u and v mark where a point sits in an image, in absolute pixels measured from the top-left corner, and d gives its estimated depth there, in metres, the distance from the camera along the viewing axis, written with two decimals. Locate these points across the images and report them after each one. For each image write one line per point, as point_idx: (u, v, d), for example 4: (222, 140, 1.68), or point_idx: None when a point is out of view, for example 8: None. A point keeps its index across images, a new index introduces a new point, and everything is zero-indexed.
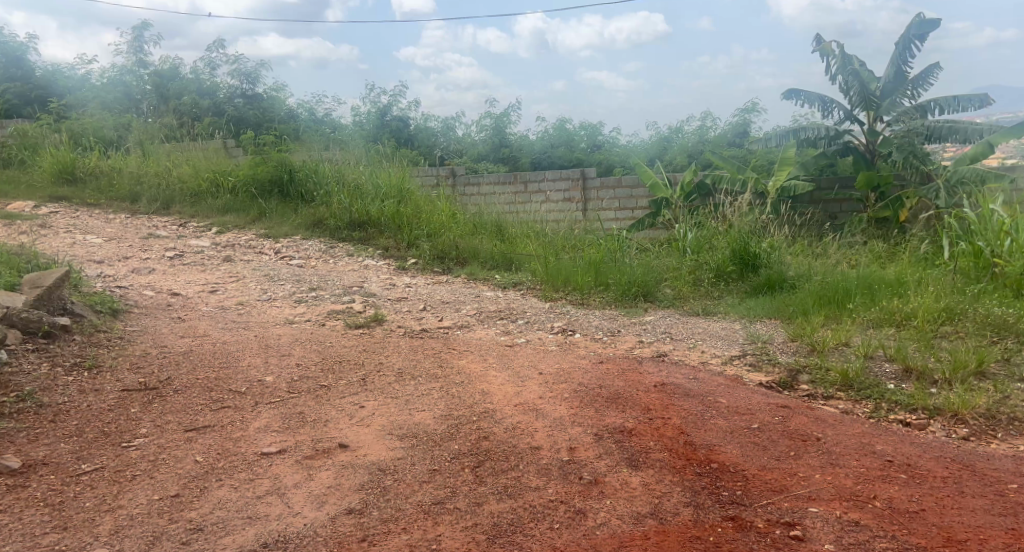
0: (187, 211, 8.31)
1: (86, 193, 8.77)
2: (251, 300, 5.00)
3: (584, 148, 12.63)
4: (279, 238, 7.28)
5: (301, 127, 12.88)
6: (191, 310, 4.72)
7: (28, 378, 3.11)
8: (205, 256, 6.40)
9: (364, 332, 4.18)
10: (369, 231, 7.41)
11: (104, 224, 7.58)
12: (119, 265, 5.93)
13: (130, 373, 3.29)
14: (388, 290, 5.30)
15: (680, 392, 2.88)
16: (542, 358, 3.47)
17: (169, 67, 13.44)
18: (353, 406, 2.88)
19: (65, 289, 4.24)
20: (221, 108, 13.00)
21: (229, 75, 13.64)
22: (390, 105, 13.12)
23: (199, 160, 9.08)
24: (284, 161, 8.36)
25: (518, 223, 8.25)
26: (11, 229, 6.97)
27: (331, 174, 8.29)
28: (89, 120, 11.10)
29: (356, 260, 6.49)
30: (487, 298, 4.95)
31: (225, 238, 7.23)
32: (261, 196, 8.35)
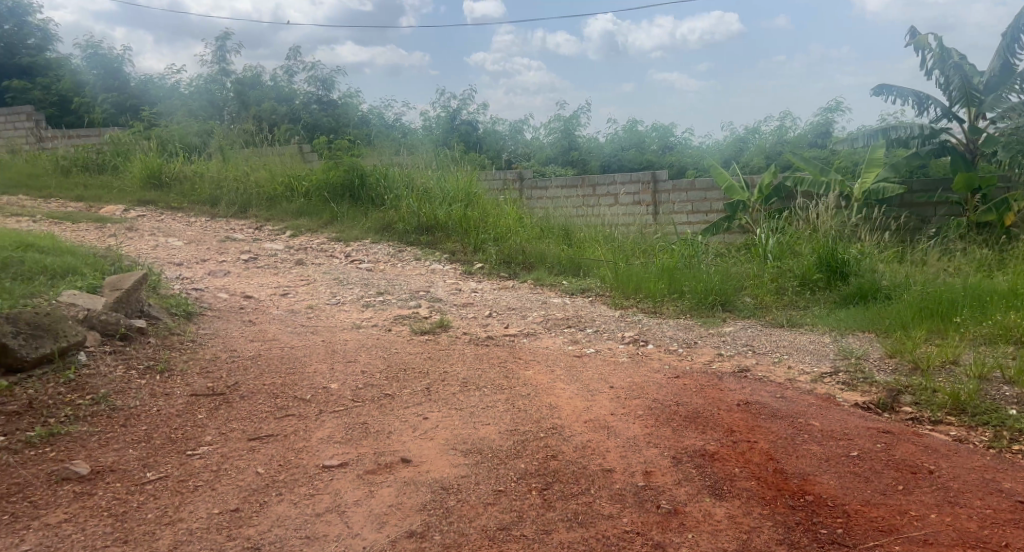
0: (262, 214, 8.49)
1: (170, 197, 9.09)
2: (320, 304, 5.00)
3: (656, 150, 12.33)
4: (349, 241, 7.33)
5: (373, 132, 13.06)
6: (261, 313, 4.75)
7: (103, 380, 3.13)
8: (278, 259, 6.48)
9: (429, 339, 4.09)
10: (437, 235, 7.37)
11: (185, 227, 7.81)
12: (197, 267, 6.06)
13: (199, 378, 3.28)
14: (456, 295, 5.21)
15: (766, 412, 2.66)
16: (614, 370, 3.28)
17: (250, 76, 13.88)
18: (417, 417, 2.78)
19: (143, 291, 4.31)
20: (298, 114, 13.33)
21: (306, 82, 13.98)
22: (459, 109, 13.15)
23: (274, 164, 9.27)
24: (355, 166, 8.43)
25: (587, 226, 8.07)
26: (100, 232, 7.25)
27: (401, 179, 8.32)
28: (174, 127, 11.54)
29: (423, 264, 6.45)
30: (555, 305, 4.80)
31: (298, 241, 7.33)
32: (332, 200, 8.44)
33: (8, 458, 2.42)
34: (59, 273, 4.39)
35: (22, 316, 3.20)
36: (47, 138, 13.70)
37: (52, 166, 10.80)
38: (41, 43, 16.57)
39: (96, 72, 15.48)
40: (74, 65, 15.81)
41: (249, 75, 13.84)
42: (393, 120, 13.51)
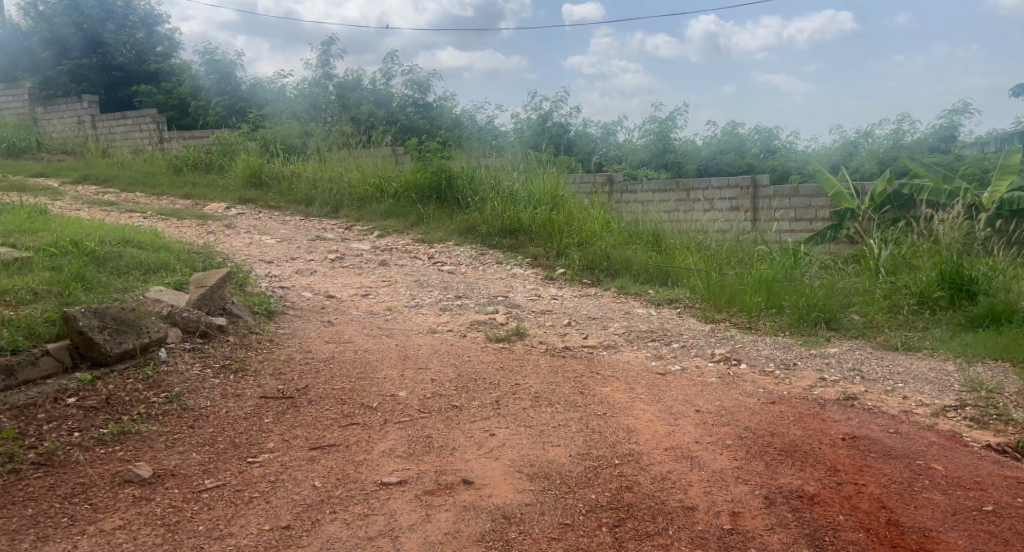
0: (353, 214, 8.60)
1: (269, 196, 9.38)
2: (398, 306, 4.94)
3: (756, 154, 11.75)
4: (434, 243, 7.29)
5: (466, 134, 13.09)
6: (340, 313, 4.73)
7: (179, 378, 3.13)
8: (363, 259, 6.51)
9: (504, 347, 3.93)
10: (520, 238, 7.23)
11: (280, 225, 8.00)
12: (286, 265, 6.16)
13: (271, 380, 3.24)
14: (536, 301, 5.03)
15: (877, 451, 2.33)
16: (700, 391, 3.01)
17: (351, 80, 14.27)
18: (482, 433, 2.62)
19: (228, 289, 4.36)
20: (394, 117, 13.56)
21: (403, 85, 14.20)
22: (551, 111, 13.00)
23: (367, 165, 9.40)
24: (443, 168, 8.42)
25: (678, 233, 7.72)
26: (201, 229, 7.53)
27: (488, 181, 8.23)
28: (277, 128, 11.96)
29: (505, 268, 6.31)
30: (639, 315, 4.54)
31: (384, 242, 7.36)
32: (420, 201, 8.46)
33: (78, 455, 2.38)
34: (153, 268, 4.50)
35: (109, 310, 3.24)
36: (165, 140, 14.56)
37: (166, 166, 11.42)
38: (167, 51, 17.70)
39: (212, 77, 16.36)
40: (193, 70, 16.76)
41: (350, 79, 14.22)
42: (485, 122, 13.52)
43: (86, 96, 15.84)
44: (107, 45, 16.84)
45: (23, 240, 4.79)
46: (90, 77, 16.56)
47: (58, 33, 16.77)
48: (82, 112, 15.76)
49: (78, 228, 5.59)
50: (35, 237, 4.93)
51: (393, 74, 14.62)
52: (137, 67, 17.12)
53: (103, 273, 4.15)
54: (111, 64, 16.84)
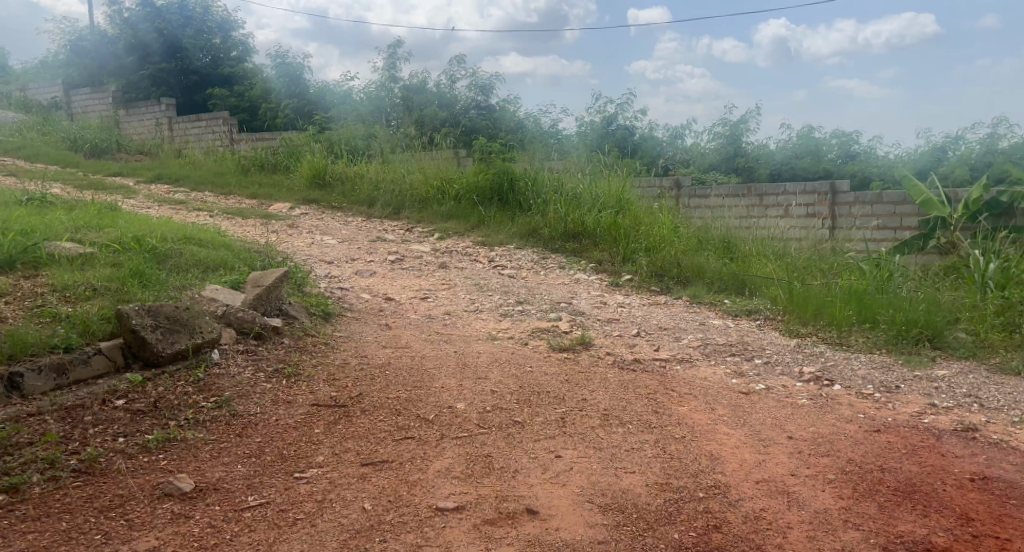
0: (414, 215, 8.49)
1: (332, 197, 9.36)
2: (458, 311, 4.74)
3: (834, 159, 11.17)
4: (494, 246, 7.09)
5: (529, 137, 12.89)
6: (399, 317, 4.57)
7: (231, 382, 3.00)
8: (423, 261, 6.36)
9: (569, 357, 3.69)
10: (584, 242, 6.96)
11: (341, 226, 7.95)
12: (346, 266, 6.06)
13: (325, 386, 3.08)
14: (602, 309, 4.76)
15: (1015, 498, 2.03)
16: (790, 414, 2.71)
17: (416, 83, 14.26)
18: (547, 454, 2.38)
19: (285, 289, 4.24)
20: (457, 119, 13.47)
21: (467, 88, 14.12)
22: (616, 114, 12.68)
23: (429, 167, 9.29)
24: (506, 170, 8.24)
25: (752, 240, 7.32)
26: (265, 228, 7.53)
27: (551, 184, 8.00)
28: (342, 130, 12.01)
29: (568, 273, 6.06)
30: (714, 327, 4.24)
31: (444, 244, 7.21)
32: (481, 204, 8.29)
33: (119, 464, 2.23)
34: (212, 266, 4.43)
35: (162, 309, 3.13)
36: (236, 141, 14.86)
37: (235, 166, 11.60)
38: (242, 55, 18.17)
39: (282, 80, 16.66)
40: (265, 73, 17.12)
41: (415, 82, 14.22)
42: (549, 125, 13.28)
43: (164, 99, 16.36)
44: (185, 50, 17.37)
45: (90, 236, 4.80)
46: (168, 80, 17.10)
47: (140, 38, 17.40)
48: (160, 115, 16.28)
49: (144, 225, 5.61)
50: (102, 233, 4.94)
51: (457, 77, 14.55)
52: (212, 71, 17.59)
53: (164, 271, 4.09)
54: (188, 68, 17.35)
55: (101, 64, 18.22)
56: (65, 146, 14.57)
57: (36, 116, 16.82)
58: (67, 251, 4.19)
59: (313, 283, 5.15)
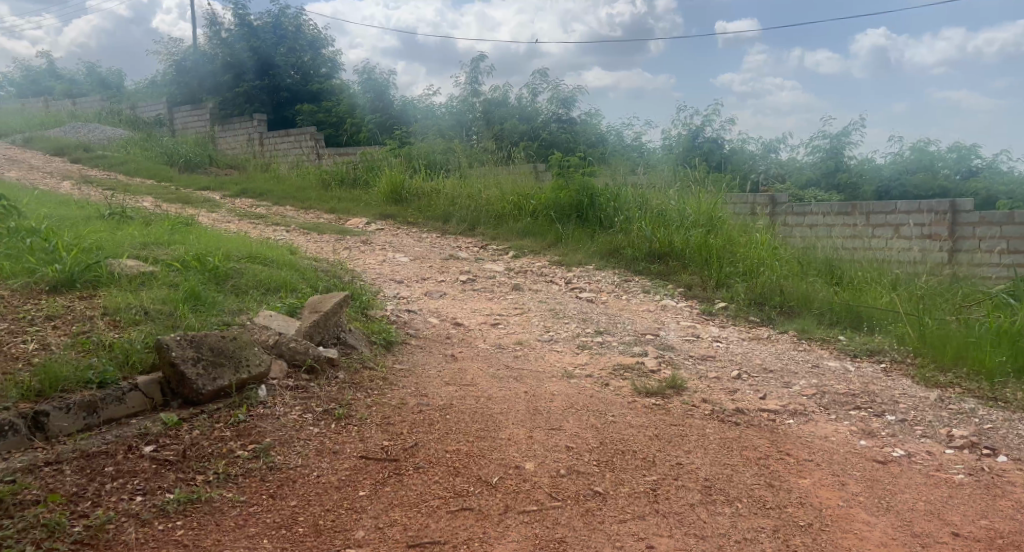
0: (490, 232, 8.14)
1: (408, 212, 9.14)
2: (531, 340, 4.32)
3: (949, 175, 10.21)
4: (572, 266, 6.63)
5: (611, 150, 12.37)
6: (466, 346, 4.18)
7: (274, 425, 2.66)
8: (496, 282, 5.98)
9: (657, 405, 3.20)
10: (671, 264, 6.37)
11: (415, 242, 7.68)
12: (416, 287, 5.75)
13: (378, 432, 2.71)
14: (693, 343, 4.23)
15: None
16: (948, 499, 2.32)
17: (498, 96, 14.00)
18: (635, 542, 2.04)
19: (345, 313, 3.92)
20: (538, 133, 13.13)
21: (549, 100, 13.77)
22: (703, 126, 12.01)
23: (506, 182, 8.93)
24: (586, 185, 7.78)
25: (861, 263, 6.60)
26: (338, 244, 7.34)
27: (635, 200, 7.49)
28: (422, 144, 11.85)
29: (653, 298, 5.54)
30: (830, 372, 3.68)
31: (520, 264, 6.81)
32: (560, 220, 7.84)
33: (129, 535, 1.92)
34: (272, 287, 4.16)
35: (206, 339, 2.83)
36: (321, 156, 15.02)
37: (316, 181, 11.62)
38: (330, 72, 18.56)
39: (368, 96, 16.80)
40: (351, 90, 17.33)
41: (497, 96, 13.96)
42: (632, 138, 12.70)
43: (255, 115, 16.77)
44: (277, 67, 17.79)
45: (156, 252, 4.64)
46: (260, 97, 17.53)
47: (235, 56, 17.96)
48: (253, 131, 16.72)
49: (213, 241, 5.45)
50: (168, 249, 4.78)
51: (539, 90, 14.22)
52: (301, 88, 17.93)
53: (220, 293, 3.83)
54: (280, 84, 17.73)
55: (198, 81, 18.90)
56: (162, 161, 15.11)
57: (138, 133, 17.58)
58: (126, 269, 4.01)
59: (378, 304, 4.83)
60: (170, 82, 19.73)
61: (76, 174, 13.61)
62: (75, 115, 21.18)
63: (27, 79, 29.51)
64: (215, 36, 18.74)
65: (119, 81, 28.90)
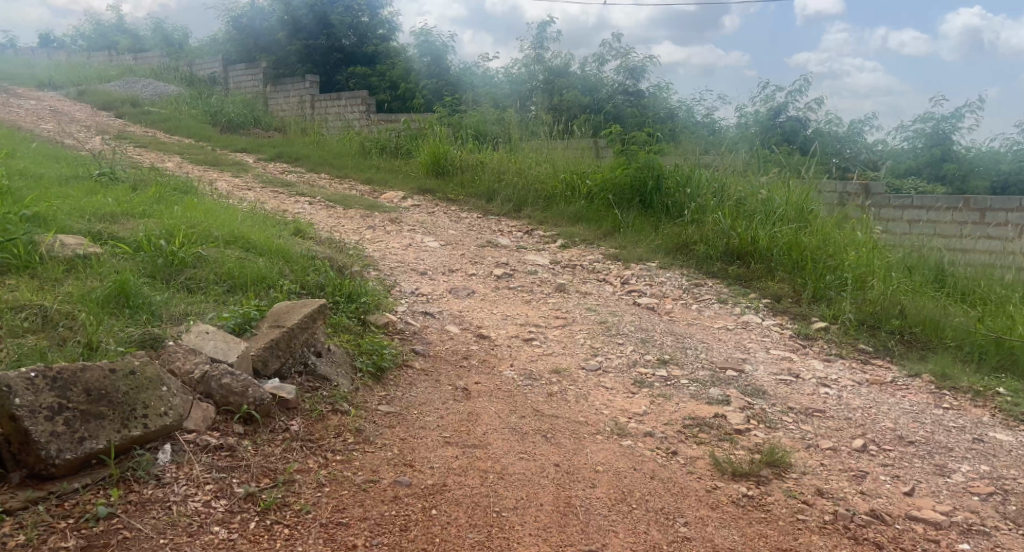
0: (537, 214, 7.09)
1: (449, 187, 8.14)
2: (573, 370, 3.31)
3: None
4: (631, 263, 5.56)
5: (682, 126, 11.12)
6: (485, 374, 3.18)
7: (154, 524, 1.74)
8: (539, 280, 4.96)
9: (752, 503, 2.15)
10: (753, 266, 5.21)
11: (451, 223, 6.70)
12: (441, 282, 4.78)
13: (317, 543, 1.77)
14: (790, 386, 3.13)
15: None
16: None
17: (560, 64, 12.79)
18: None
19: (325, 326, 2.96)
20: (601, 105, 11.95)
21: (615, 70, 12.55)
22: (787, 103, 10.61)
23: (561, 159, 7.85)
24: (652, 165, 6.64)
25: (987, 272, 5.36)
26: (365, 221, 6.42)
27: (710, 184, 6.33)
28: (473, 112, 10.81)
29: (732, 312, 4.43)
30: (1002, 452, 2.57)
31: (569, 257, 5.77)
32: (618, 206, 6.74)
33: None
34: (240, 284, 3.22)
35: (83, 376, 1.87)
36: (368, 121, 14.15)
37: (357, 148, 10.73)
38: (388, 34, 17.68)
39: (424, 60, 15.80)
40: (408, 53, 16.35)
41: (559, 64, 12.77)
42: (703, 115, 11.37)
43: (307, 76, 16.01)
44: (333, 26, 16.95)
45: (118, 227, 3.77)
46: (313, 56, 16.73)
47: (292, 14, 17.23)
48: (304, 92, 15.96)
49: (202, 213, 4.57)
50: (136, 223, 3.91)
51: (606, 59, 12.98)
52: (357, 49, 17.06)
53: (161, 292, 2.91)
54: (334, 45, 16.89)
55: (251, 39, 18.25)
56: (205, 120, 14.51)
57: (187, 90, 17.05)
58: (56, 247, 3.13)
59: (382, 305, 3.86)
60: (225, 40, 19.15)
61: (115, 129, 13.09)
62: (132, 70, 20.89)
63: (97, 34, 29.56)
64: None
65: (183, 39, 28.71)
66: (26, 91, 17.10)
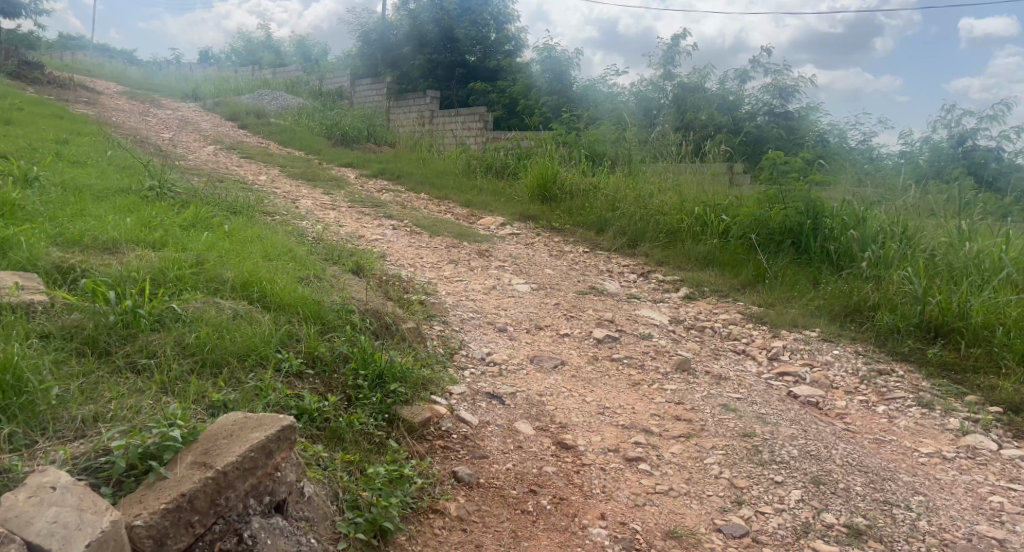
0: (657, 253, 5.81)
1: (555, 213, 7.02)
2: (707, 538, 2.12)
3: None
4: (780, 331, 4.20)
5: (838, 152, 9.46)
6: (559, 534, 2.03)
7: None
8: (657, 351, 3.73)
9: None
10: (962, 348, 3.73)
11: (551, 260, 5.56)
12: (525, 346, 3.65)
13: None
14: None
15: None
16: None
17: (695, 79, 11.38)
18: None
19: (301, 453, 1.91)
20: (741, 127, 10.48)
21: (759, 88, 11.03)
22: (975, 130, 8.74)
23: (690, 187, 6.54)
24: (811, 200, 5.22)
25: None
26: (450, 253, 5.40)
27: (890, 228, 4.85)
28: (593, 130, 9.64)
29: (946, 428, 3.04)
30: None
31: (697, 315, 4.49)
32: (762, 249, 5.34)
33: None
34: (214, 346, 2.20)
35: None
36: (483, 139, 13.33)
37: (462, 166, 9.84)
38: (513, 51, 16.90)
39: (547, 76, 14.76)
40: (531, 69, 15.42)
41: (693, 79, 11.36)
42: (862, 140, 9.61)
43: (428, 92, 15.46)
44: (458, 41, 16.36)
45: (104, 260, 2.90)
46: (436, 72, 16.26)
47: (419, 28, 16.83)
48: (424, 108, 15.42)
49: (235, 239, 3.68)
50: (132, 255, 3.03)
51: (749, 77, 11.50)
52: (480, 65, 16.35)
53: (79, 373, 1.93)
54: (458, 60, 16.32)
55: (375, 52, 17.99)
56: (321, 132, 14.20)
57: (308, 103, 16.99)
58: None
59: (422, 393, 2.77)
60: (353, 54, 19.10)
61: (233, 140, 13.01)
62: (265, 84, 21.37)
63: (246, 49, 30.93)
64: (401, 6, 17.70)
65: (321, 56, 29.62)
66: (164, 101, 17.70)
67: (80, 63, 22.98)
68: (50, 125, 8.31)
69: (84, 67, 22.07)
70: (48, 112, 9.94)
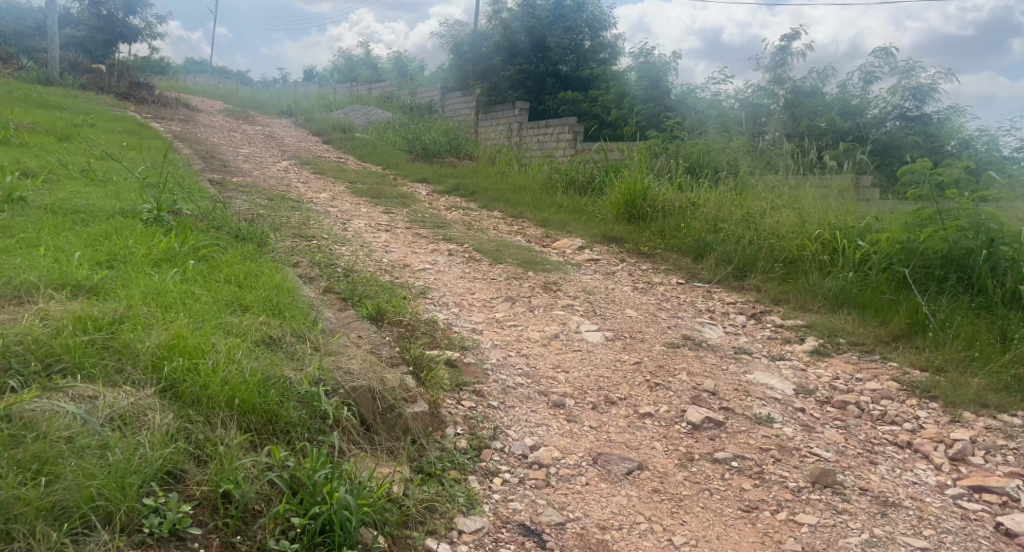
0: (772, 287, 4.58)
1: (644, 235, 5.88)
2: None
3: None
4: (961, 413, 2.93)
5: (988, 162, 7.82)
6: None
7: None
8: (784, 447, 2.57)
9: None
10: None
11: (636, 295, 4.45)
12: (590, 434, 2.57)
13: None
14: None
15: None
16: None
17: (813, 83, 9.91)
18: None
19: None
20: (866, 134, 8.94)
21: (887, 91, 9.45)
22: None
23: (812, 204, 5.25)
24: (989, 224, 3.87)
25: None
26: (511, 288, 4.38)
27: None
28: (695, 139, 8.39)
29: None
30: None
31: (833, 381, 3.26)
32: (918, 287, 4.03)
33: None
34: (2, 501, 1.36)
35: None
36: (571, 151, 12.28)
37: (543, 181, 8.81)
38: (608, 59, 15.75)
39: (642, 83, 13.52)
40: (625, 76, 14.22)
41: (809, 82, 9.91)
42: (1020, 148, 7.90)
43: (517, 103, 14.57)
44: (549, 49, 15.35)
45: None
46: (526, 82, 15.36)
47: (510, 37, 15.96)
48: (511, 120, 14.51)
49: (208, 282, 2.82)
50: (31, 308, 2.19)
51: (876, 78, 9.91)
52: (573, 75, 15.27)
53: None
54: (548, 70, 15.35)
55: (464, 62, 17.25)
56: (402, 147, 13.57)
57: (395, 117, 16.48)
58: None
59: (404, 544, 1.78)
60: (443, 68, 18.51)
61: (311, 155, 12.57)
62: (358, 99, 21.15)
63: (346, 67, 31.21)
64: (495, 16, 16.91)
65: (417, 73, 29.42)
66: (257, 117, 17.67)
67: (187, 84, 23.62)
68: (113, 141, 7.94)
69: (189, 86, 22.62)
70: (123, 128, 9.69)
